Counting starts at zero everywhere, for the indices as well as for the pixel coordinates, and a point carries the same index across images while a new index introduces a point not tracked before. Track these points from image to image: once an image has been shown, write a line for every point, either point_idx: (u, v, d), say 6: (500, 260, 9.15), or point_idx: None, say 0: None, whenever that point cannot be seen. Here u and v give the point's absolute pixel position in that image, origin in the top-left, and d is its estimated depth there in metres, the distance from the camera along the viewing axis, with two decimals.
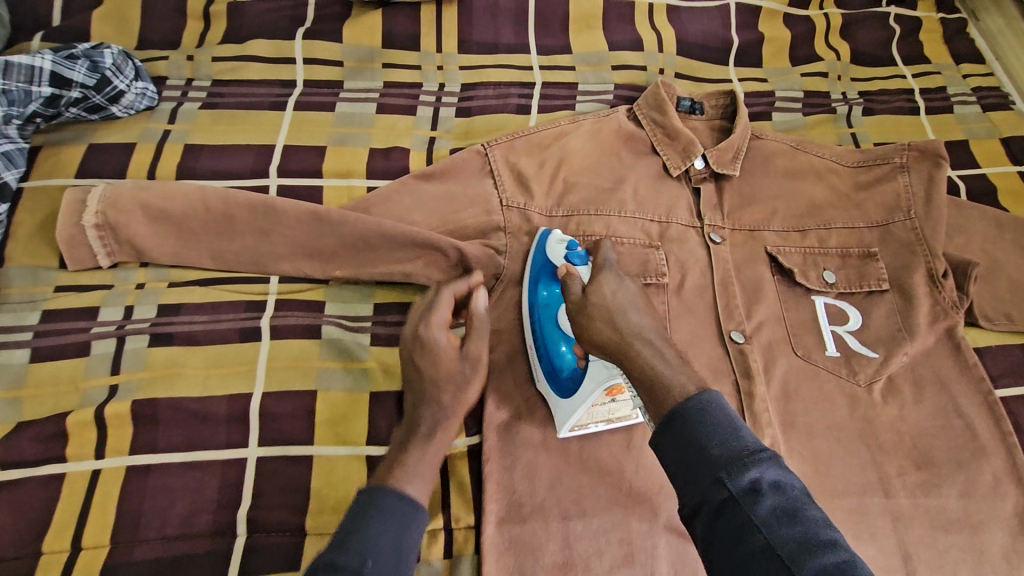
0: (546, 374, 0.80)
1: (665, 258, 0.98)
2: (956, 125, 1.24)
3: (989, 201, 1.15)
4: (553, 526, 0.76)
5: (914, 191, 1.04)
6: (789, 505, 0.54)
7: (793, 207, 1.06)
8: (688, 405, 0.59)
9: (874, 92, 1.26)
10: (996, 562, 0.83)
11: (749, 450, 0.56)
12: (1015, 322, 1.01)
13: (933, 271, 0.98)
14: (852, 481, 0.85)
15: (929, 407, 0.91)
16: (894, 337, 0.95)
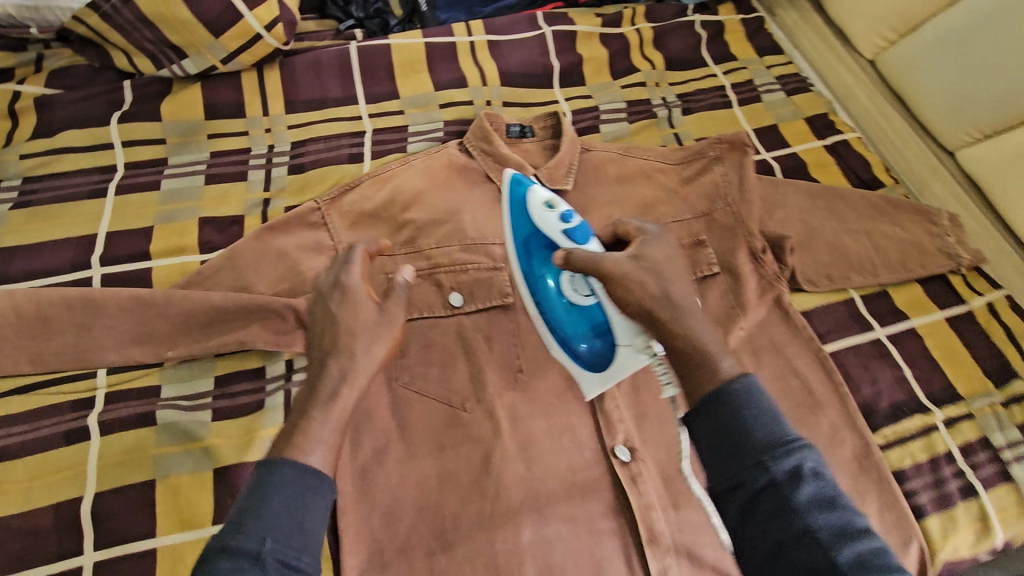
0: (590, 367, 0.86)
1: (509, 279, 0.99)
2: (766, 112, 1.37)
3: (801, 175, 1.27)
4: (418, 564, 0.77)
5: (729, 178, 1.14)
6: (830, 491, 0.64)
7: (625, 208, 1.15)
8: (730, 391, 0.69)
9: (690, 93, 1.37)
10: None
11: (789, 440, 0.66)
12: (834, 280, 1.10)
13: (754, 248, 1.07)
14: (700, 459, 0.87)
15: (768, 373, 0.98)
16: (729, 314, 1.02)
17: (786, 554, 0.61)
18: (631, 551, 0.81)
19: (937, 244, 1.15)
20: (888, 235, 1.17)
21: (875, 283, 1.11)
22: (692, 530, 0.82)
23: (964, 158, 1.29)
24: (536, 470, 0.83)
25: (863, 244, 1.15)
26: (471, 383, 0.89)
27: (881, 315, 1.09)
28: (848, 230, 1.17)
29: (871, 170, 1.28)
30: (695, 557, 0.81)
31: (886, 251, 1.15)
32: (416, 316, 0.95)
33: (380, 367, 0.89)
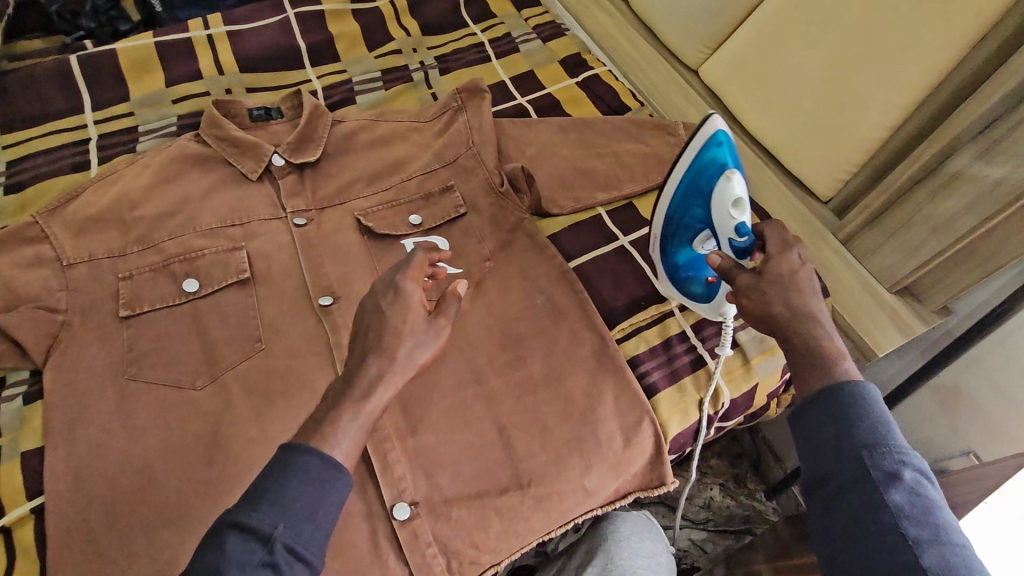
0: (703, 296, 0.99)
1: (247, 255, 1.01)
2: (522, 61, 1.46)
3: (555, 112, 1.37)
4: (139, 543, 0.78)
5: (471, 124, 1.21)
6: (926, 500, 0.61)
7: (377, 169, 1.18)
8: (847, 390, 0.67)
9: (449, 54, 1.45)
10: (578, 400, 0.92)
11: (898, 444, 0.64)
12: (580, 201, 1.19)
13: (490, 187, 1.15)
14: (443, 384, 0.91)
15: (515, 296, 1.03)
16: (473, 250, 1.08)
17: (861, 556, 0.60)
18: (368, 486, 0.81)
19: (675, 153, 1.27)
20: (632, 152, 1.26)
21: (619, 197, 1.21)
22: (428, 452, 0.84)
23: (704, 72, 1.40)
24: (268, 427, 0.86)
25: (609, 164, 1.24)
26: (202, 362, 0.91)
27: (626, 228, 1.19)
28: (595, 154, 1.26)
29: (620, 98, 1.40)
30: (433, 476, 0.83)
31: (630, 166, 1.24)
32: (125, 312, 0.93)
33: (107, 364, 0.90)
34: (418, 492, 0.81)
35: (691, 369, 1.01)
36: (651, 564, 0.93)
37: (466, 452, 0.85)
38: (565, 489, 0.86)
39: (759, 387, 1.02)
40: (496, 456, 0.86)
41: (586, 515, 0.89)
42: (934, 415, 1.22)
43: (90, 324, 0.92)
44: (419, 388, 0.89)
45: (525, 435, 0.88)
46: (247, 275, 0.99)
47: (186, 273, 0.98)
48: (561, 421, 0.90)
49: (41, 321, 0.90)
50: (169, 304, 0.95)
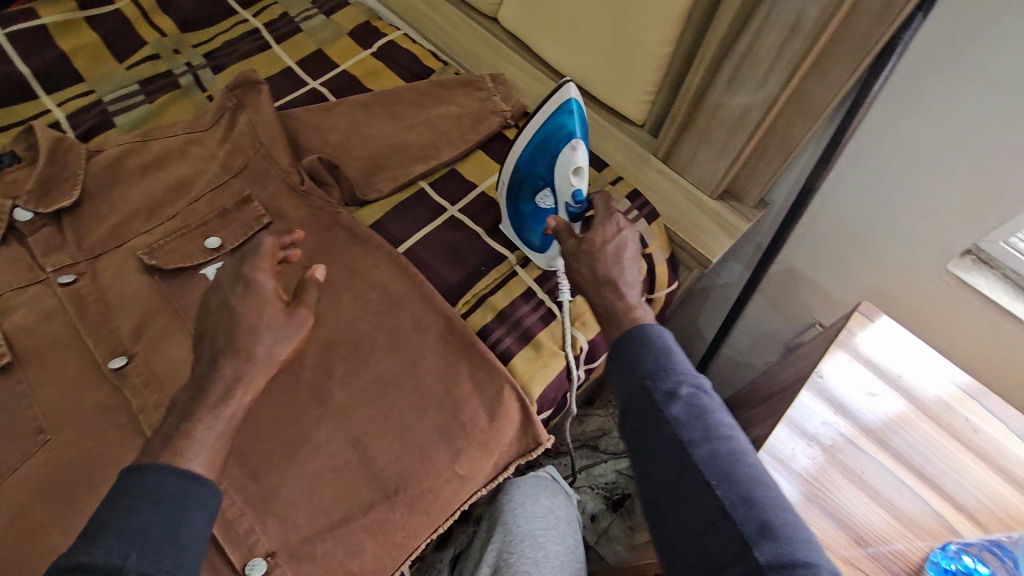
0: (537, 245, 1.03)
1: (7, 337, 0.84)
2: (306, 40, 1.34)
3: (354, 88, 1.27)
4: None
5: (255, 121, 1.09)
6: (703, 407, 0.69)
7: (155, 196, 1.03)
8: (632, 334, 0.75)
9: (220, 48, 1.29)
10: (433, 388, 0.88)
11: (676, 367, 0.71)
12: (398, 178, 1.13)
13: (292, 190, 1.05)
14: (282, 415, 0.83)
15: (345, 296, 0.95)
16: (288, 260, 0.99)
17: (656, 467, 0.68)
18: (212, 555, 0.72)
19: (488, 108, 1.23)
20: (442, 115, 1.21)
21: (438, 165, 1.16)
22: (277, 494, 0.76)
23: (503, 19, 1.37)
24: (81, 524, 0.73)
25: (420, 133, 1.18)
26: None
27: (454, 198, 1.14)
28: (404, 125, 1.19)
29: (419, 61, 1.33)
30: (288, 517, 0.75)
31: (443, 131, 1.19)
32: None
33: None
34: (274, 541, 0.74)
35: (543, 324, 0.99)
36: (549, 521, 0.93)
37: (323, 479, 0.79)
38: (438, 482, 0.82)
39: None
40: (357, 474, 0.80)
41: (475, 497, 0.88)
42: (776, 302, 1.34)
43: None
44: (255, 427, 0.81)
45: (383, 441, 0.83)
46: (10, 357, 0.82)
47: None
48: (419, 415, 0.86)
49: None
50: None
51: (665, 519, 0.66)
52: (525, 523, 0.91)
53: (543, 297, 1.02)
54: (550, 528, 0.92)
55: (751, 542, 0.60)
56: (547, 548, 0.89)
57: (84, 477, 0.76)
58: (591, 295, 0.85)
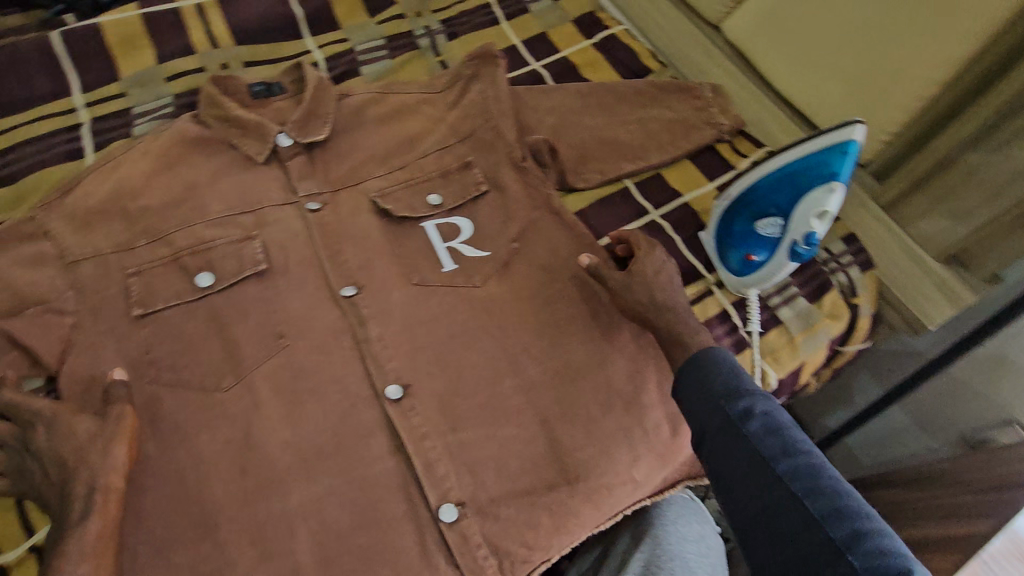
0: (733, 270, 0.98)
1: (261, 246, 0.95)
2: (534, 21, 1.37)
3: (572, 77, 1.29)
4: (180, 558, 0.73)
5: (487, 93, 1.12)
6: (778, 423, 0.70)
7: (390, 147, 1.10)
8: (698, 360, 0.79)
9: (455, 16, 1.35)
10: (622, 387, 0.88)
11: (745, 390, 0.74)
12: (606, 174, 1.13)
13: (509, 162, 1.06)
14: (480, 376, 0.87)
15: (547, 277, 0.97)
16: (500, 230, 1.01)
17: (738, 483, 0.68)
18: (410, 487, 0.78)
19: (704, 119, 1.20)
20: (659, 117, 1.19)
21: (647, 168, 1.15)
22: (470, 449, 0.81)
23: (727, 29, 1.31)
24: (303, 429, 0.80)
25: (634, 131, 1.17)
26: (225, 361, 0.85)
27: (655, 205, 1.13)
28: (620, 121, 1.17)
29: (640, 60, 1.32)
30: (477, 473, 0.80)
31: (655, 133, 1.17)
32: (137, 311, 0.87)
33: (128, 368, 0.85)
34: (463, 491, 0.78)
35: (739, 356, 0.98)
36: (701, 549, 0.91)
37: (511, 446, 0.82)
38: (615, 480, 0.83)
39: (805, 365, 0.99)
40: (542, 450, 0.82)
41: (637, 504, 0.86)
42: (923, 419, 1.17)
43: (105, 329, 0.87)
44: (455, 380, 0.86)
45: (569, 426, 0.84)
46: (263, 267, 0.92)
47: (199, 266, 0.92)
48: (605, 411, 0.86)
49: (49, 325, 0.85)
50: (183, 300, 0.89)
51: (758, 539, 0.65)
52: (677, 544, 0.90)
53: (740, 324, 0.99)
54: (701, 557, 0.90)
55: (845, 548, 0.59)
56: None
57: (310, 385, 0.84)
58: (654, 321, 0.85)
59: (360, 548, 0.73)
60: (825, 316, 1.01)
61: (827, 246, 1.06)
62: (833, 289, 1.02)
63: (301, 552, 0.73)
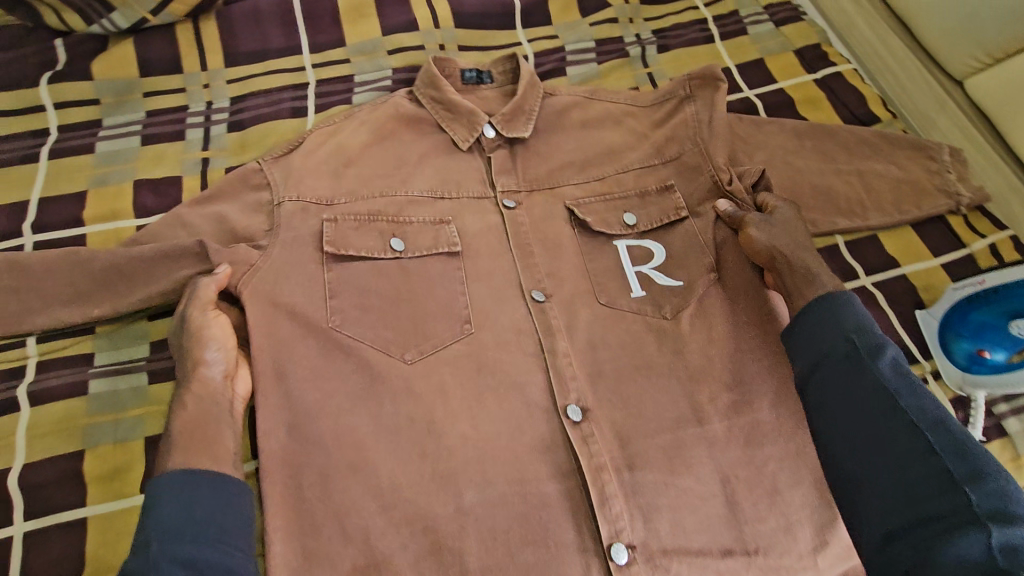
0: (964, 365, 0.97)
1: (456, 231, 0.94)
2: (751, 46, 1.28)
3: (789, 112, 1.20)
4: (355, 527, 0.74)
5: (700, 117, 1.06)
6: (904, 369, 0.77)
7: (589, 154, 1.05)
8: (832, 297, 0.82)
9: (669, 28, 1.29)
10: (812, 465, 0.81)
11: (877, 335, 0.79)
12: (816, 224, 1.04)
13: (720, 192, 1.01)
14: (663, 415, 0.82)
15: (742, 324, 0.90)
16: (698, 265, 0.95)
17: (862, 415, 0.74)
18: (582, 516, 0.75)
19: (938, 184, 1.09)
20: (884, 174, 1.09)
21: (864, 228, 1.06)
22: (647, 490, 0.77)
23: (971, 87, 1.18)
24: (481, 429, 0.79)
25: (854, 184, 1.07)
26: (411, 340, 0.85)
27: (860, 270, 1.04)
28: (839, 171, 1.08)
29: (867, 105, 1.21)
30: (653, 520, 0.75)
31: (879, 192, 1.08)
32: (327, 250, 0.88)
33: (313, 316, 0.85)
34: (637, 535, 0.74)
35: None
36: None
37: (690, 499, 0.77)
38: (794, 565, 0.76)
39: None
40: (720, 512, 0.77)
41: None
42: None
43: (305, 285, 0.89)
44: (637, 415, 0.82)
45: (752, 492, 0.78)
46: (458, 249, 0.92)
47: (393, 233, 0.92)
48: (791, 486, 0.79)
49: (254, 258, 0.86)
50: (376, 258, 0.90)
51: (880, 465, 0.71)
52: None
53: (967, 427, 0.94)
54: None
55: (961, 482, 0.67)
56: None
57: (491, 385, 0.82)
58: (790, 254, 0.89)
59: (526, 566, 0.72)
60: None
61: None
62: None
63: (468, 555, 0.72)
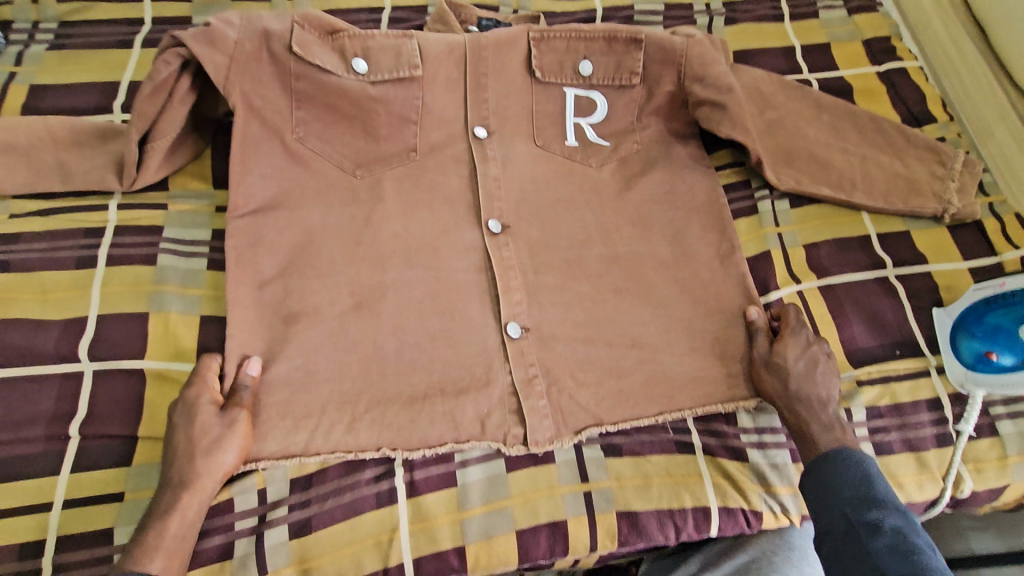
0: (977, 353, 0.90)
1: (417, 49, 0.92)
2: (820, 29, 1.26)
3: (824, 56, 1.22)
4: (294, 282, 0.84)
5: (672, 45, 0.98)
6: (912, 545, 0.65)
7: (561, 40, 0.98)
8: (831, 455, 0.76)
9: (738, 2, 1.27)
10: (698, 288, 0.92)
11: (877, 497, 0.70)
12: (780, 150, 1.05)
13: (696, 75, 0.98)
14: (573, 235, 0.93)
15: (658, 178, 1.00)
16: (627, 129, 1.01)
17: None
18: (486, 300, 0.87)
19: (934, 187, 1.06)
20: (882, 164, 1.07)
21: (845, 202, 1.05)
22: (547, 291, 0.88)
23: None
24: (412, 227, 0.90)
25: (851, 162, 1.06)
26: (366, 149, 0.92)
27: (806, 141, 1.06)
28: (842, 147, 1.08)
29: (925, 104, 1.18)
30: (548, 311, 0.87)
31: (873, 177, 1.06)
32: (296, 49, 0.86)
33: (277, 114, 0.88)
34: (531, 319, 0.86)
35: (935, 442, 0.88)
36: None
37: (582, 300, 0.89)
38: (669, 361, 0.87)
39: (1008, 489, 0.87)
40: (606, 313, 0.89)
41: (705, 409, 0.85)
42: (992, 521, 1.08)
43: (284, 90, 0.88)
44: (550, 236, 0.93)
45: (638, 301, 0.90)
46: (418, 73, 0.92)
47: (356, 51, 0.89)
48: (678, 299, 0.91)
49: (213, 37, 0.82)
50: (337, 75, 0.88)
51: None
52: (769, 535, 0.84)
53: (929, 354, 0.94)
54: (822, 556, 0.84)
55: None
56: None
57: (429, 193, 0.93)
58: (792, 381, 0.83)
59: (433, 330, 0.84)
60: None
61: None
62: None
63: (385, 316, 0.84)
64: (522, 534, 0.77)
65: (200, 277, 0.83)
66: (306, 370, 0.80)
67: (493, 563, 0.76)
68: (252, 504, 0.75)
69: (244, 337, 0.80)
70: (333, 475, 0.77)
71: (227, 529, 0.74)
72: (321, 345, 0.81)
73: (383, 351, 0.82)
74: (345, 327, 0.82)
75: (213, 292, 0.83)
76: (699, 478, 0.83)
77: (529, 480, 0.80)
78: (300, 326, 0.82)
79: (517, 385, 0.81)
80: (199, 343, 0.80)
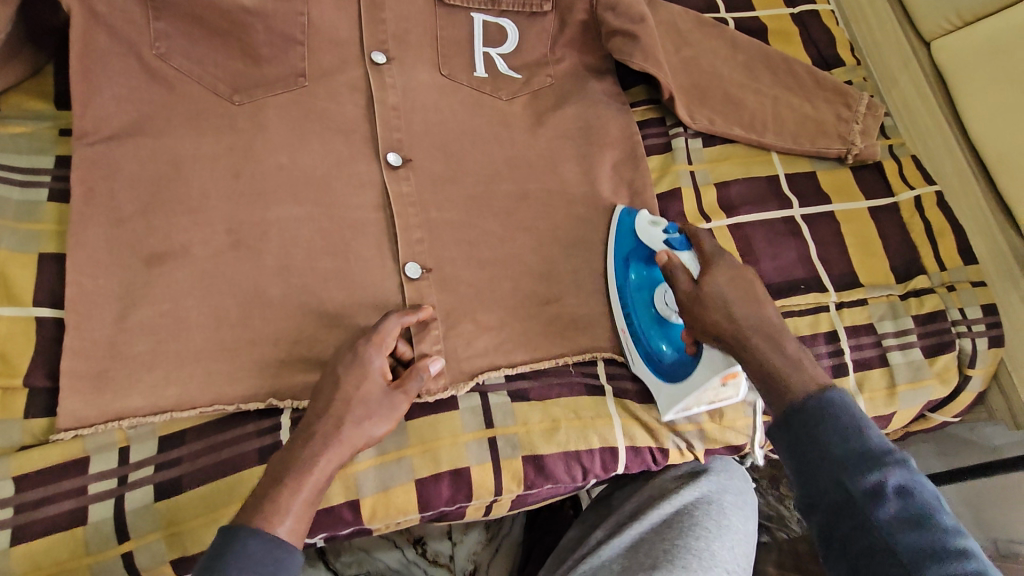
0: (644, 355, 0.81)
1: None
2: None
3: None
4: (157, 219, 0.74)
5: None
6: (918, 497, 0.52)
7: None
8: (810, 402, 0.59)
9: None
10: (606, 226, 0.90)
11: (874, 451, 0.54)
12: (694, 88, 1.03)
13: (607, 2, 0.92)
14: (480, 171, 0.87)
15: (572, 112, 0.94)
16: (540, 60, 0.93)
17: None
18: (384, 240, 0.80)
19: (840, 129, 1.07)
20: (795, 106, 1.06)
21: (757, 143, 1.04)
22: (450, 229, 0.83)
23: (935, 48, 1.16)
24: (299, 159, 0.80)
25: (765, 103, 1.05)
26: (240, 70, 0.80)
27: (721, 81, 1.04)
28: (757, 88, 1.05)
29: (835, 47, 1.19)
30: (451, 251, 0.82)
31: (785, 117, 1.05)
32: None
33: (133, 24, 0.77)
34: (432, 259, 0.81)
35: (832, 373, 0.91)
36: (732, 543, 0.77)
37: (488, 238, 0.84)
38: (573, 300, 0.85)
39: (897, 415, 0.92)
40: (515, 252, 0.85)
41: (609, 350, 0.84)
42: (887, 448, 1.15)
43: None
44: (455, 170, 0.86)
45: (548, 239, 0.87)
46: None
47: None
48: (587, 238, 0.88)
49: None
50: None
51: None
52: (691, 487, 0.83)
53: (831, 292, 0.97)
54: (738, 506, 0.82)
55: None
56: (730, 550, 0.76)
57: (318, 122, 0.82)
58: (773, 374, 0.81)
59: (323, 271, 0.77)
60: (933, 377, 0.93)
61: (962, 307, 0.98)
62: (952, 352, 0.95)
63: (266, 256, 0.75)
64: (422, 483, 0.73)
65: (40, 211, 0.74)
66: (173, 316, 0.71)
67: (391, 514, 0.72)
68: (111, 464, 0.68)
69: (96, 278, 0.71)
70: (208, 430, 0.71)
71: (79, 492, 0.66)
72: (190, 288, 0.73)
73: (264, 294, 0.74)
74: (220, 267, 0.74)
75: (56, 228, 0.74)
76: (608, 420, 0.81)
77: (430, 428, 0.75)
78: (167, 266, 0.73)
79: (413, 330, 0.77)
80: (38, 284, 0.71)
